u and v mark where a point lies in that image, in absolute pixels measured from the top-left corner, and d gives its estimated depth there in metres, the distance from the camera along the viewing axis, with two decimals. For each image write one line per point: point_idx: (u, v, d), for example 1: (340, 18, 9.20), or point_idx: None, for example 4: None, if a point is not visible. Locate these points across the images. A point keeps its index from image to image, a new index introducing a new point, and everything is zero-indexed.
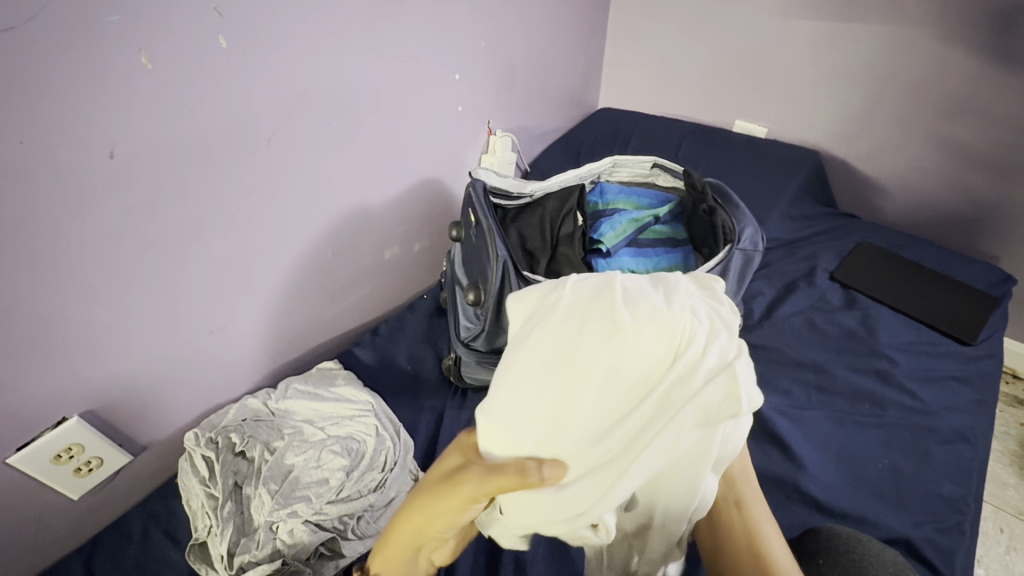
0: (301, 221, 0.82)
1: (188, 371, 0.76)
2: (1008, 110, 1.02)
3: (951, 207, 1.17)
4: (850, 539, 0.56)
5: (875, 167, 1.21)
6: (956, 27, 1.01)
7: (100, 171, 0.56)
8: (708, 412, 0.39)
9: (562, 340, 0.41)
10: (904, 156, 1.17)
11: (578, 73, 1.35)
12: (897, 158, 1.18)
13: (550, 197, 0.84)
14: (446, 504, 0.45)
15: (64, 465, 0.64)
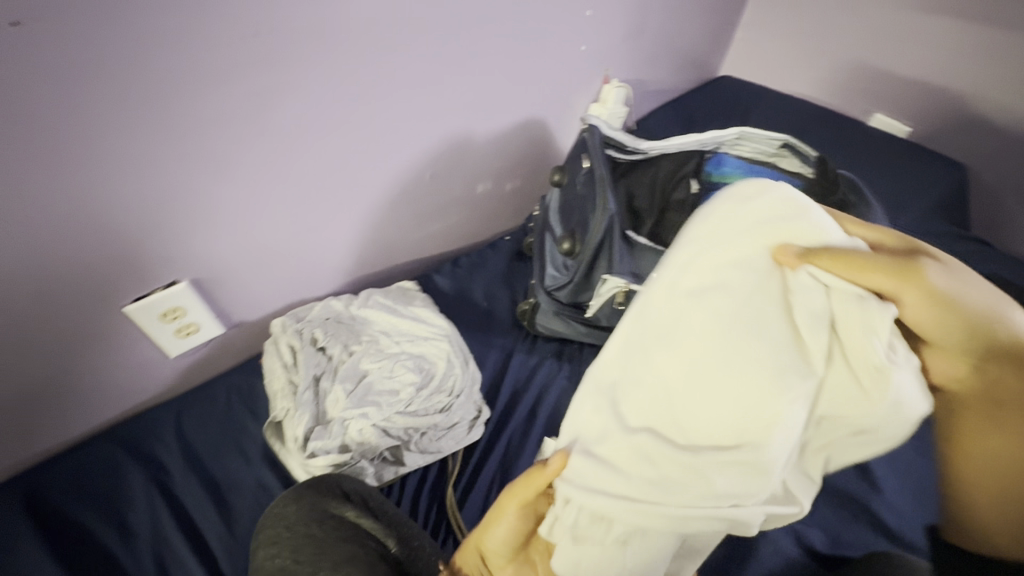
0: (408, 137, 0.80)
1: (283, 263, 0.79)
2: None
3: None
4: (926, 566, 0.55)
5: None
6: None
7: (243, 48, 0.56)
8: (735, 479, 0.41)
9: (663, 325, 0.48)
10: None
11: (708, 32, 1.24)
12: None
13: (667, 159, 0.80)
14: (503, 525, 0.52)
15: (169, 324, 0.70)
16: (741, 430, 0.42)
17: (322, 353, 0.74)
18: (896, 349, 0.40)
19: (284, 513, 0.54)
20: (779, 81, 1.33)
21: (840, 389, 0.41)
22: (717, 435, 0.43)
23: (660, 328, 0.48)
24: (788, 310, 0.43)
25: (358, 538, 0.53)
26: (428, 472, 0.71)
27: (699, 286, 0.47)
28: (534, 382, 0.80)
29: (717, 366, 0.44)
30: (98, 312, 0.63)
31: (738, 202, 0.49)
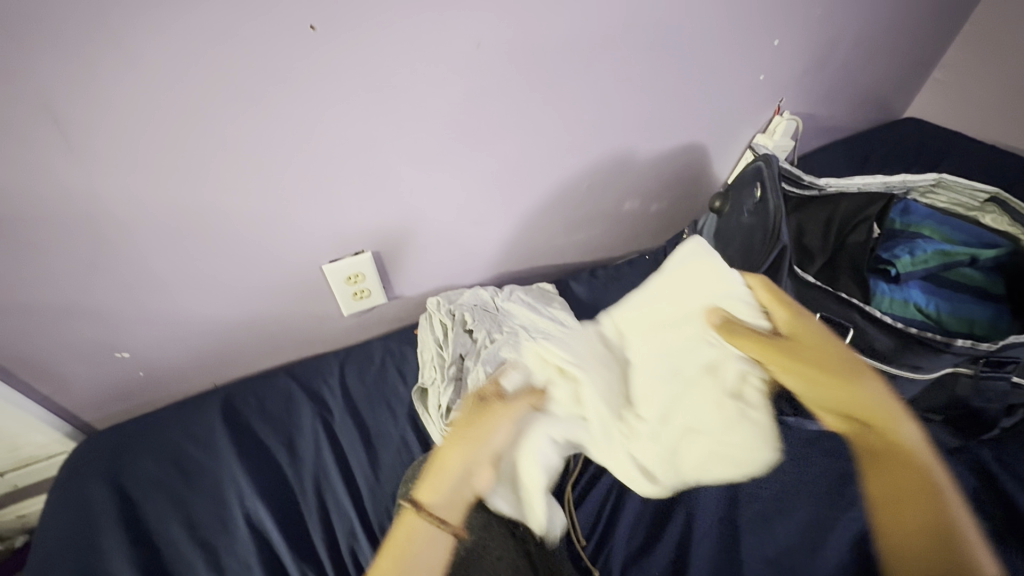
0: (578, 150, 0.84)
1: (446, 250, 0.86)
2: None
3: None
4: None
5: None
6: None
7: (466, 58, 0.62)
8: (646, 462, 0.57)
9: (658, 318, 0.61)
10: None
11: (900, 71, 1.15)
12: None
13: (847, 198, 0.75)
14: (455, 458, 0.55)
15: (349, 287, 0.80)
16: (673, 429, 0.56)
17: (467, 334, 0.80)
18: (750, 400, 0.55)
19: (447, 478, 0.62)
20: (978, 130, 1.19)
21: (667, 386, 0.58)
22: (661, 425, 0.57)
23: (669, 348, 0.59)
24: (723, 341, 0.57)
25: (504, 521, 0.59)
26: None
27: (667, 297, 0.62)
28: None
29: (665, 382, 0.58)
30: (303, 267, 0.74)
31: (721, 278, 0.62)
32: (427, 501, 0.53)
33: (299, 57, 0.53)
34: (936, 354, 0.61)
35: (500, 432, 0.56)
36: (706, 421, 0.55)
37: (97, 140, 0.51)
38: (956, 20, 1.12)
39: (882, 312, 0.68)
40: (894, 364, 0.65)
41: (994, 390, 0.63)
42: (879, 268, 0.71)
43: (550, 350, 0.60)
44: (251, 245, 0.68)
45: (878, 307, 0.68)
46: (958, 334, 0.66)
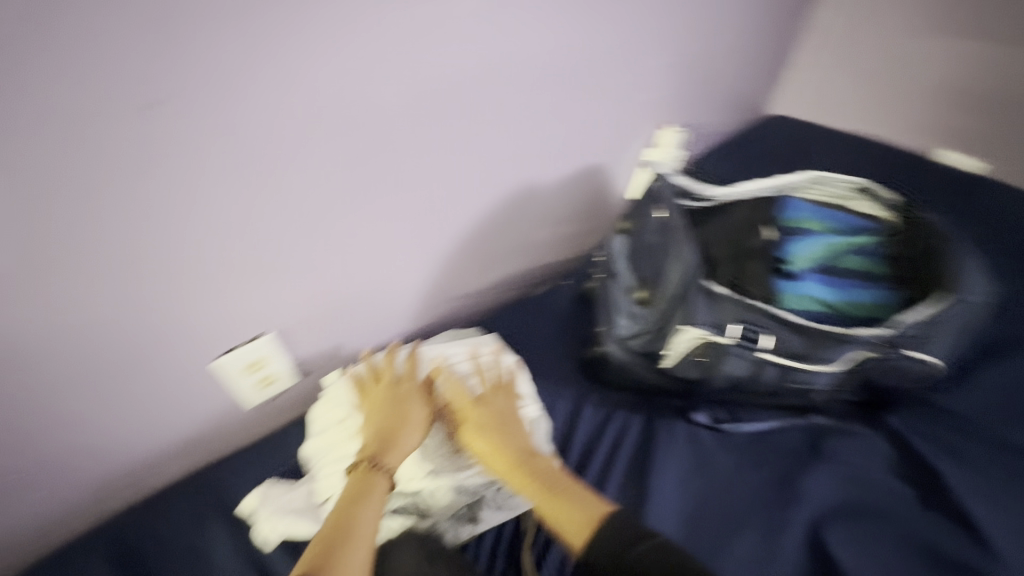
0: (479, 188, 0.82)
1: (355, 317, 0.79)
2: None
3: None
4: None
5: None
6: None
7: (342, 109, 0.59)
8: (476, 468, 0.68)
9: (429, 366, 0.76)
10: None
11: (757, 76, 1.25)
12: None
13: (735, 210, 0.79)
14: (410, 438, 0.67)
15: (251, 374, 0.71)
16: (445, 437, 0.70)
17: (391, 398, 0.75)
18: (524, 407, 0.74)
19: (386, 557, 0.59)
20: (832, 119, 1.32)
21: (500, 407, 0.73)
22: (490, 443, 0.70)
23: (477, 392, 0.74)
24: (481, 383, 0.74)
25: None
26: (506, 534, 0.69)
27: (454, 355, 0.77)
28: (607, 436, 0.76)
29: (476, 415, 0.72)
30: (187, 364, 0.64)
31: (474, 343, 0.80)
32: (383, 460, 0.63)
33: (138, 135, 0.48)
34: (841, 345, 0.65)
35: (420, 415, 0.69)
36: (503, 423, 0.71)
37: None
38: (793, 26, 1.25)
39: (791, 310, 0.70)
40: (813, 359, 0.66)
41: (897, 368, 0.67)
42: (780, 270, 0.73)
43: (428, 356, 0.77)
44: (118, 353, 0.58)
45: (786, 305, 0.71)
46: (858, 320, 0.71)
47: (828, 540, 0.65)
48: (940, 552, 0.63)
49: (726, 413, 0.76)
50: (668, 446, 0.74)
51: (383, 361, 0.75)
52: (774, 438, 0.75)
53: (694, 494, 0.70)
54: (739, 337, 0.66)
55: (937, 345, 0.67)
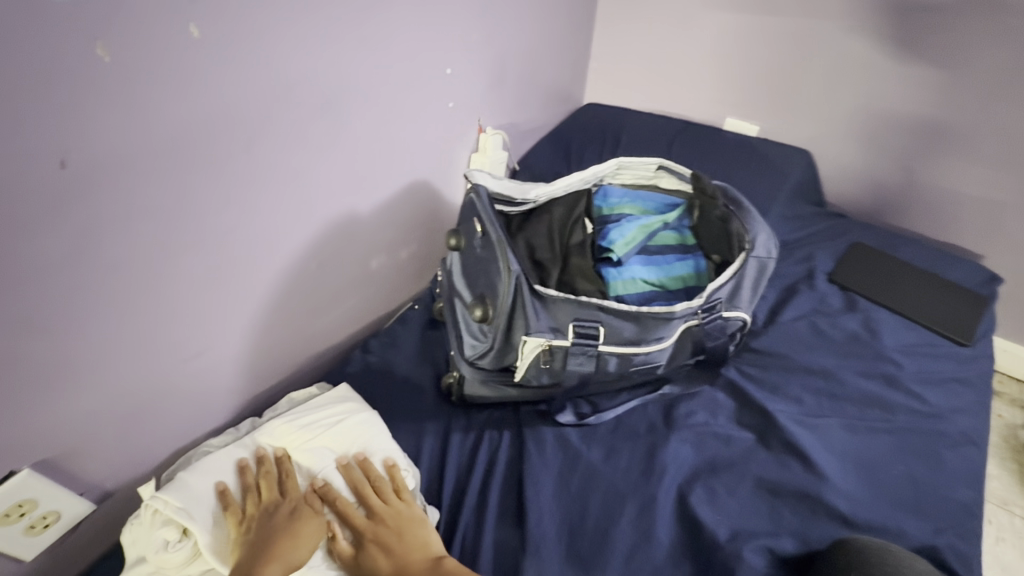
0: (283, 233, 0.73)
1: (159, 408, 0.67)
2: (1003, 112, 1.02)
3: (941, 206, 1.16)
4: (880, 548, 0.58)
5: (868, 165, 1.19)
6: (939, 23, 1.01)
7: (48, 184, 0.48)
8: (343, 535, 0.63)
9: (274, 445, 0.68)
10: (896, 157, 1.16)
11: (566, 67, 1.29)
12: (890, 159, 1.16)
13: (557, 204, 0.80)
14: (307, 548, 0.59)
15: (13, 524, 0.56)
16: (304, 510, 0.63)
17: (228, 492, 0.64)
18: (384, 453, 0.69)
19: None
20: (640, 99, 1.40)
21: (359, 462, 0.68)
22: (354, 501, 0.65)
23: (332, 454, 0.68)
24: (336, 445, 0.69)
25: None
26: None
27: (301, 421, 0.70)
28: (478, 461, 0.73)
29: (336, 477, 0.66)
30: None
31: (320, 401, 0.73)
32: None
33: None
34: (668, 323, 0.69)
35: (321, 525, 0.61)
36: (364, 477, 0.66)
37: None
38: (588, 16, 1.30)
39: (620, 296, 0.73)
40: (644, 342, 0.69)
41: (718, 329, 0.73)
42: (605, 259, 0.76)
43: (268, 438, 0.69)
44: None
45: (617, 293, 0.74)
46: (679, 291, 0.76)
47: (691, 501, 0.69)
48: (780, 484, 0.70)
49: (588, 406, 0.78)
50: (540, 454, 0.73)
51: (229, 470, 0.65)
52: (633, 416, 0.78)
53: (571, 497, 0.69)
54: (577, 335, 0.67)
55: (744, 302, 0.75)
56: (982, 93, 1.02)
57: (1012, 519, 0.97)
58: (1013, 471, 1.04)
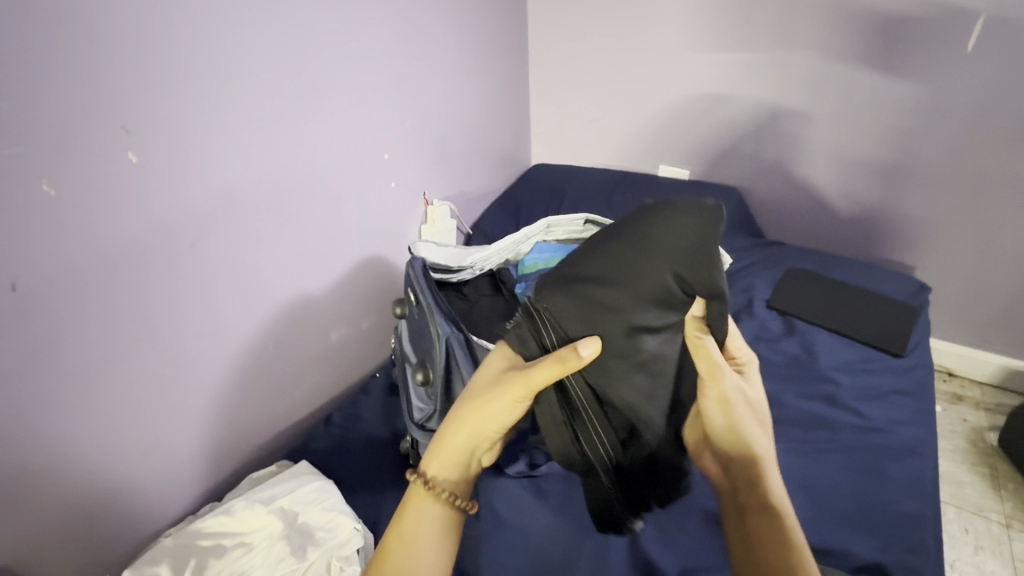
0: (234, 319, 0.78)
1: (120, 503, 0.70)
2: (944, 140, 1.12)
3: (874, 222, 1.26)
4: None
5: (803, 193, 1.30)
6: (844, 58, 1.11)
7: (1, 309, 0.54)
8: None
9: (226, 527, 0.69)
10: (824, 183, 1.27)
11: (508, 135, 1.40)
12: (820, 186, 1.27)
13: (623, 268, 0.59)
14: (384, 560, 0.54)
15: None
16: None
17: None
18: (336, 518, 0.69)
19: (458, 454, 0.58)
20: (583, 153, 1.51)
21: (312, 532, 0.68)
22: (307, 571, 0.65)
23: (285, 526, 0.68)
24: (292, 516, 0.70)
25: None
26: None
27: (257, 498, 0.71)
28: None
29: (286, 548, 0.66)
30: None
31: (281, 479, 0.75)
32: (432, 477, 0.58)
33: None
34: None
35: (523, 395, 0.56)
36: (317, 544, 0.67)
37: None
38: (524, 87, 1.43)
39: None
40: None
41: None
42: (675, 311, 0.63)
43: (221, 519, 0.69)
44: None
45: None
46: None
47: (643, 544, 0.70)
48: None
49: (543, 455, 0.78)
50: (494, 510, 0.74)
51: (207, 546, 0.67)
52: None
53: (526, 551, 0.70)
54: None
55: None
56: (917, 116, 1.12)
57: (989, 526, 0.97)
58: (984, 475, 1.05)
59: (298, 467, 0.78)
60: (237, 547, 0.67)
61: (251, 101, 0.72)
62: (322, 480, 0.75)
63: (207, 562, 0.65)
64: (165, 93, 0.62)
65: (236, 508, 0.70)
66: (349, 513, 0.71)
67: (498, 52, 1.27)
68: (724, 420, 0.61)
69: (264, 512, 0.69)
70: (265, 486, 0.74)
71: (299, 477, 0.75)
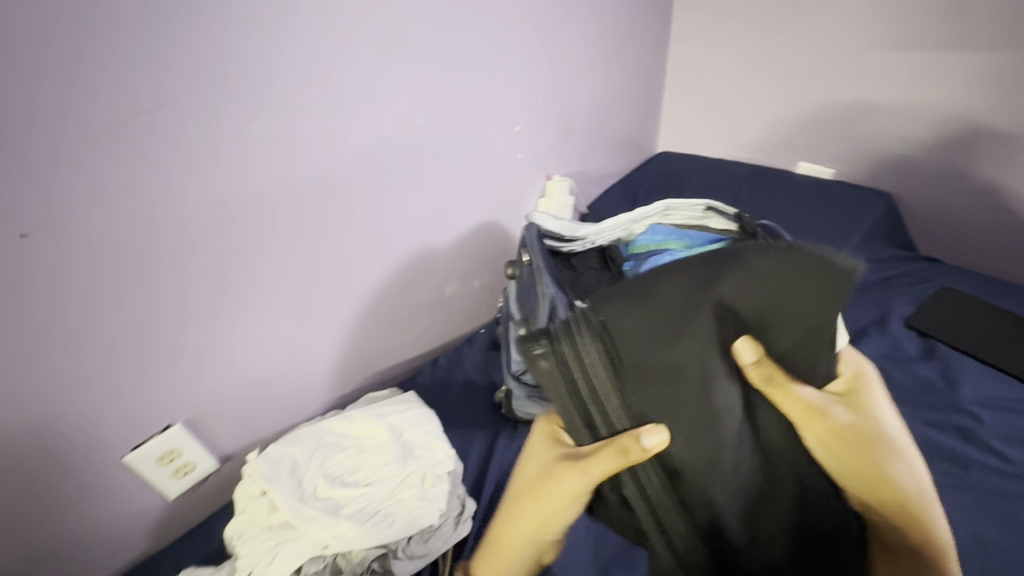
0: (373, 258, 0.90)
1: (270, 393, 0.86)
2: None
3: None
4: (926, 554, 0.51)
5: (980, 208, 1.13)
6: None
7: (214, 214, 0.68)
8: (392, 507, 0.72)
9: (345, 429, 0.82)
10: (1013, 199, 1.09)
11: (636, 119, 1.40)
12: (1007, 201, 1.10)
13: (666, 329, 0.44)
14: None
15: (165, 467, 0.76)
16: (365, 480, 0.75)
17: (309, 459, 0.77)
18: (434, 442, 0.79)
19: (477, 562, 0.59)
20: (711, 143, 1.45)
21: (412, 448, 0.78)
22: (406, 479, 0.74)
23: (392, 437, 0.79)
24: (398, 431, 0.81)
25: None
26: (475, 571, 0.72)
27: (371, 411, 0.83)
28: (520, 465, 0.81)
29: (391, 455, 0.77)
30: (100, 464, 0.70)
31: (391, 401, 0.87)
32: None
33: None
34: None
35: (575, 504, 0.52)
36: (416, 459, 0.76)
37: None
38: (658, 72, 1.41)
39: None
40: None
41: None
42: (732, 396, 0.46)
43: (342, 422, 0.82)
44: None
45: None
46: None
47: None
48: None
49: None
50: None
51: (329, 440, 0.80)
52: None
53: None
54: None
55: None
56: None
57: None
58: None
59: (405, 395, 0.89)
60: (352, 446, 0.79)
61: (410, 66, 0.81)
62: (426, 408, 0.85)
63: (329, 453, 0.78)
64: (343, 54, 0.73)
65: (355, 415, 0.82)
66: (445, 439, 0.80)
67: (638, 33, 1.27)
68: (846, 454, 0.48)
69: (376, 422, 0.81)
70: (378, 403, 0.86)
71: (406, 401, 0.86)
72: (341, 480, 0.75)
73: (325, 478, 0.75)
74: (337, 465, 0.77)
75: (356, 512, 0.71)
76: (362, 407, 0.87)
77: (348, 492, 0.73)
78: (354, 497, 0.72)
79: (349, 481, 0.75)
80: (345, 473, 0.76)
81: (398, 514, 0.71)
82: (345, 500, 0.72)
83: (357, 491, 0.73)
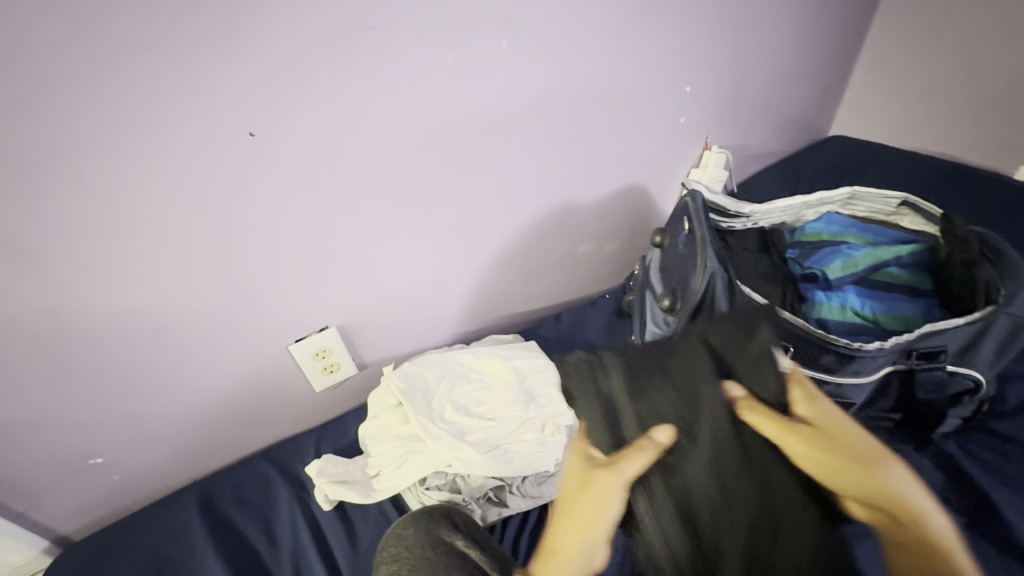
0: (521, 206, 0.90)
1: (409, 317, 0.91)
2: None
3: None
4: None
5: None
6: None
7: (396, 139, 0.69)
8: (513, 445, 0.74)
9: (473, 364, 0.85)
10: None
11: (815, 94, 1.24)
12: None
13: (679, 377, 0.49)
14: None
15: (317, 363, 0.84)
16: (489, 415, 0.78)
17: (438, 384, 0.82)
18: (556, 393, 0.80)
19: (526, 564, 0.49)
20: (900, 134, 1.26)
21: (535, 394, 0.80)
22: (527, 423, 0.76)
23: (517, 381, 0.81)
24: (523, 376, 0.82)
25: (444, 551, 0.58)
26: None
27: (499, 352, 0.86)
28: None
29: (515, 397, 0.79)
30: (270, 349, 0.79)
31: (516, 346, 0.89)
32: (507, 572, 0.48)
33: (237, 163, 0.60)
34: (865, 360, 0.63)
35: (617, 511, 0.42)
36: (539, 405, 0.78)
37: (57, 262, 0.57)
38: (854, 44, 1.23)
39: (824, 322, 0.72)
40: (836, 376, 0.65)
41: (935, 382, 0.64)
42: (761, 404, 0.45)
43: (471, 356, 0.85)
44: (211, 335, 0.73)
45: (819, 316, 0.73)
46: (898, 332, 0.70)
47: None
48: None
49: None
50: None
51: (457, 370, 0.84)
52: None
53: None
54: None
55: (980, 360, 0.65)
56: None
57: None
58: None
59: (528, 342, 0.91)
60: (478, 380, 0.82)
61: (600, 7, 0.76)
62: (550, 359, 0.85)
63: (457, 382, 0.82)
64: None
65: (484, 353, 0.85)
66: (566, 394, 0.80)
67: None
68: (839, 471, 0.39)
69: (503, 363, 0.83)
70: (504, 346, 0.88)
71: (531, 349, 0.87)
72: (467, 410, 0.78)
73: (452, 405, 0.79)
74: (464, 395, 0.81)
75: (478, 442, 0.74)
76: (488, 346, 0.89)
77: (472, 422, 0.76)
78: (478, 428, 0.76)
79: (474, 412, 0.78)
80: (470, 405, 0.79)
81: (518, 454, 0.73)
82: (470, 430, 0.76)
83: (481, 423, 0.76)
